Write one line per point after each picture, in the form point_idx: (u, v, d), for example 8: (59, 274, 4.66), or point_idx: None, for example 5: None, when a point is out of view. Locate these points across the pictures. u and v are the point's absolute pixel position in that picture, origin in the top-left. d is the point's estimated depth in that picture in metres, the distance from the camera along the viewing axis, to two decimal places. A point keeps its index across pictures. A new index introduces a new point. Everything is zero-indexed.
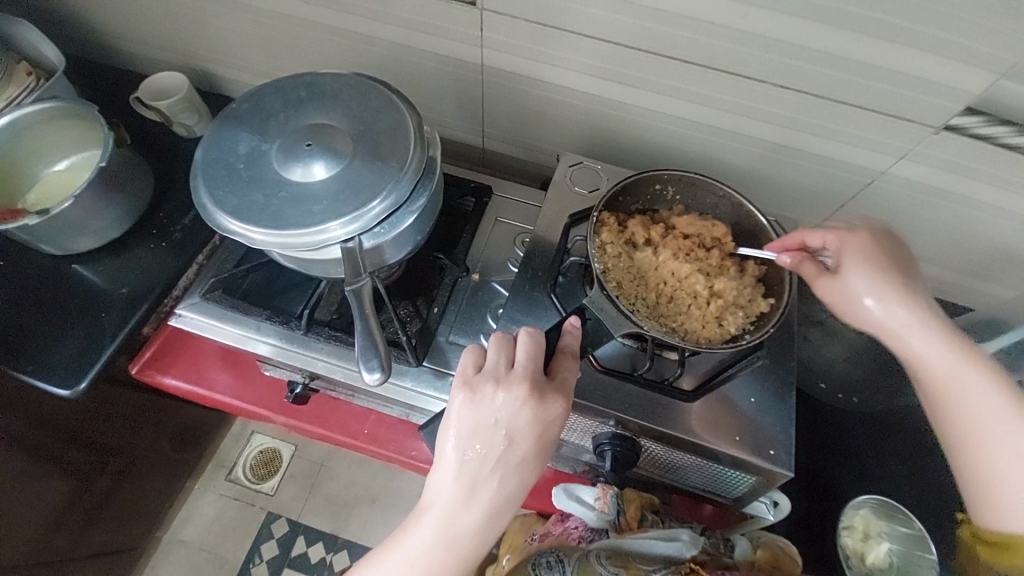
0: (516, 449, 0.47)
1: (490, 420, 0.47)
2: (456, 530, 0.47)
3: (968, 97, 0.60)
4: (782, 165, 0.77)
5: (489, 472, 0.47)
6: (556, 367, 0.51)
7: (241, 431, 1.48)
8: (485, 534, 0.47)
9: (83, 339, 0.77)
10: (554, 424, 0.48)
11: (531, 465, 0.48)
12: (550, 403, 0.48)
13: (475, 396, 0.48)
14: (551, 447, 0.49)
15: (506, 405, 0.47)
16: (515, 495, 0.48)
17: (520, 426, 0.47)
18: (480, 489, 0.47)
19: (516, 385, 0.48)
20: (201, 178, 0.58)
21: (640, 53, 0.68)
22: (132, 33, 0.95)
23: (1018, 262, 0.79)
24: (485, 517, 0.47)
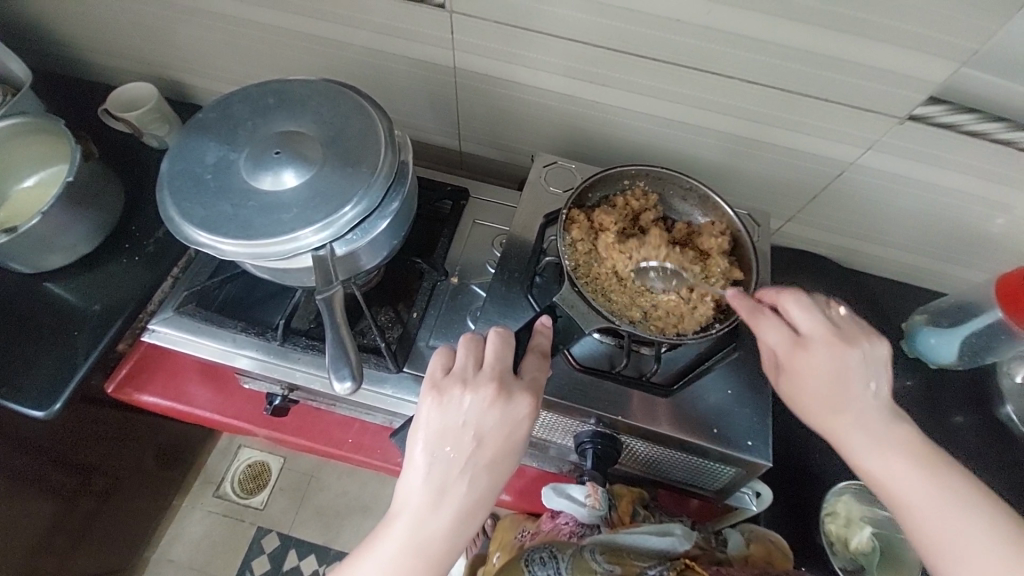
0: (486, 448, 0.47)
1: (458, 422, 0.47)
2: (428, 534, 0.46)
3: (929, 87, 0.62)
4: (755, 159, 0.78)
5: (460, 473, 0.46)
6: (526, 366, 0.51)
7: (227, 445, 1.46)
8: (459, 536, 0.47)
9: (56, 358, 0.75)
10: (524, 423, 0.48)
11: (502, 464, 0.47)
12: (519, 402, 0.48)
13: (443, 397, 0.47)
14: (522, 446, 0.48)
15: (474, 405, 0.47)
16: (486, 496, 0.47)
17: (488, 426, 0.47)
18: (451, 491, 0.46)
19: (484, 385, 0.47)
20: (168, 190, 0.57)
21: (610, 52, 0.69)
22: (98, 45, 0.93)
23: (987, 246, 0.81)
24: (458, 519, 0.46)
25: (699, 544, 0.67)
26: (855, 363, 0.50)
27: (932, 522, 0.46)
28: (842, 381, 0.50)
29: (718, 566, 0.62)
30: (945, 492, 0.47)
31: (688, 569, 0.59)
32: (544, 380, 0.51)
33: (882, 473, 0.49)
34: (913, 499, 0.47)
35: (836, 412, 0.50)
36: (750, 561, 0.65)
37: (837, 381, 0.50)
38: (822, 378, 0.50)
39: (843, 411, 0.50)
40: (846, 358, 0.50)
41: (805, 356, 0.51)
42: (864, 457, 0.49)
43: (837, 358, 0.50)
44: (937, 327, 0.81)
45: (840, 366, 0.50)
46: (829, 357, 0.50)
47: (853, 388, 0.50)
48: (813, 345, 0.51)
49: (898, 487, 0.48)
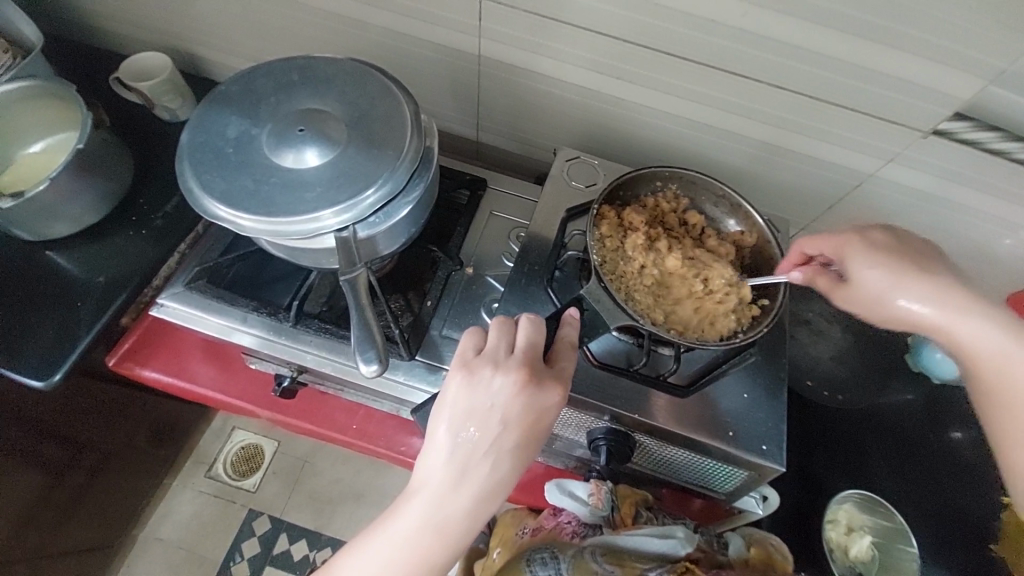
0: (511, 433, 0.46)
1: (486, 403, 0.46)
2: (445, 515, 0.45)
3: (956, 102, 0.62)
4: (776, 166, 0.78)
5: (482, 456, 0.46)
6: (555, 356, 0.50)
7: (222, 426, 1.45)
8: (476, 520, 0.46)
9: (57, 329, 0.74)
10: (550, 412, 0.47)
11: (525, 451, 0.47)
12: (547, 389, 0.47)
13: (473, 377, 0.47)
14: (545, 435, 0.48)
15: (503, 387, 0.46)
16: (506, 482, 0.47)
17: (516, 411, 0.46)
18: (471, 473, 0.45)
19: (514, 368, 0.47)
20: (187, 161, 0.56)
21: (638, 48, 0.68)
22: (112, 12, 0.91)
23: (997, 265, 0.81)
24: (475, 502, 0.46)
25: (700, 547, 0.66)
26: (919, 268, 0.50)
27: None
28: (919, 275, 0.49)
29: (719, 570, 0.62)
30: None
31: (688, 573, 0.59)
32: (572, 372, 0.50)
33: (976, 336, 0.46)
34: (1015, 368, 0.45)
35: (909, 278, 0.49)
36: (750, 566, 0.65)
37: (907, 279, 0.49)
38: (885, 263, 0.51)
39: (932, 294, 0.48)
40: (907, 248, 0.52)
41: (862, 263, 0.52)
42: (957, 323, 0.47)
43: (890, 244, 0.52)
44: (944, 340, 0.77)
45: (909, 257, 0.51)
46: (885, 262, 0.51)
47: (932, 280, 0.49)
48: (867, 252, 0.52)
49: (992, 350, 0.45)
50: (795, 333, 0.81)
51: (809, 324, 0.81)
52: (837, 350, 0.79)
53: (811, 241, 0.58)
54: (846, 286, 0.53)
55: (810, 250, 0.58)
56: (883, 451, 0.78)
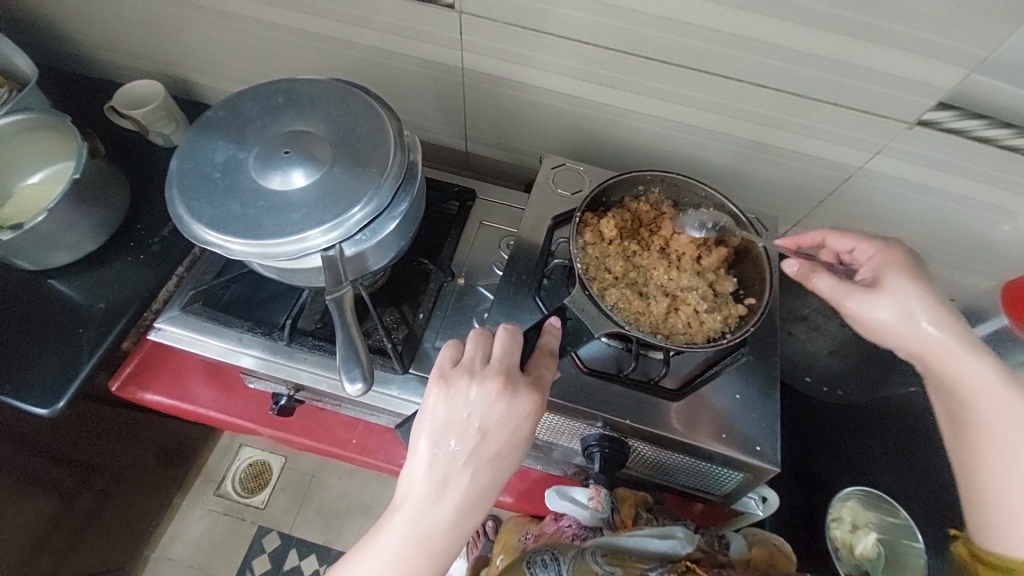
0: (490, 443, 0.46)
1: (463, 414, 0.46)
2: (429, 527, 0.46)
3: (939, 92, 0.62)
4: (763, 162, 0.78)
5: (462, 467, 0.46)
6: (533, 364, 0.51)
7: (229, 444, 1.46)
8: (460, 530, 0.46)
9: (59, 356, 0.75)
10: (529, 419, 0.48)
11: (505, 459, 0.47)
12: (525, 398, 0.47)
13: (450, 389, 0.47)
14: (526, 442, 0.48)
15: (479, 397, 0.47)
16: (487, 490, 0.47)
17: (494, 420, 0.46)
18: (452, 484, 0.46)
19: (491, 378, 0.47)
20: (177, 188, 0.57)
21: (620, 54, 0.69)
22: (105, 42, 0.93)
23: (994, 252, 0.80)
24: (458, 513, 0.46)
25: (702, 547, 0.65)
26: (921, 290, 0.54)
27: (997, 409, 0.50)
28: (932, 305, 0.54)
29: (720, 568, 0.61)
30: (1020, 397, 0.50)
31: (689, 572, 0.57)
32: (551, 378, 0.51)
33: (969, 368, 0.52)
34: (985, 399, 0.51)
35: (927, 308, 0.54)
36: (752, 564, 0.65)
37: (912, 317, 0.54)
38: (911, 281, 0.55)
39: (936, 322, 0.53)
40: (921, 278, 0.55)
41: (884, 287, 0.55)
42: (949, 356, 0.53)
43: (905, 261, 0.57)
44: None
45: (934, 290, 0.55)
46: (909, 291, 0.54)
47: (942, 309, 0.54)
48: (893, 279, 0.56)
49: (981, 385, 0.51)
50: (790, 330, 0.76)
51: (807, 319, 0.76)
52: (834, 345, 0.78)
53: (838, 235, 0.63)
54: (872, 291, 0.56)
55: (835, 245, 0.63)
56: (883, 445, 0.78)
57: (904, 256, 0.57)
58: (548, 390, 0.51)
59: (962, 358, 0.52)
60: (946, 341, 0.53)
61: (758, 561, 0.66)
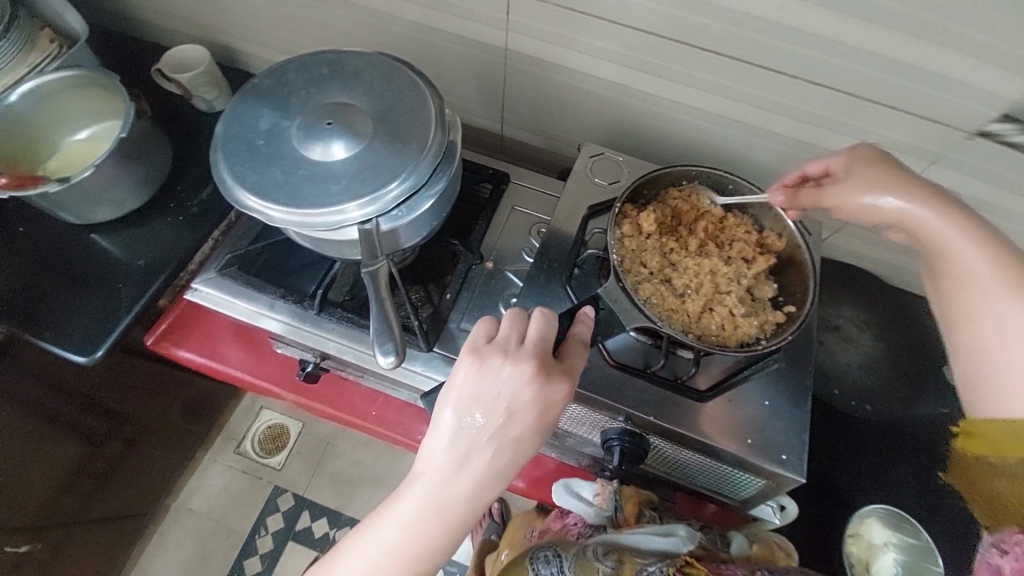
0: (515, 423, 0.46)
1: (493, 392, 0.46)
2: (447, 498, 0.46)
3: (1009, 102, 0.58)
4: (809, 165, 0.75)
5: (487, 444, 0.46)
6: (565, 350, 0.50)
7: (250, 405, 1.51)
8: (476, 505, 0.47)
9: (101, 308, 0.78)
10: (557, 405, 0.48)
11: (529, 442, 0.47)
12: (554, 383, 0.47)
13: (482, 365, 0.47)
14: (550, 427, 0.48)
15: (510, 377, 0.47)
16: (508, 470, 0.47)
17: (522, 402, 0.46)
18: (474, 459, 0.46)
19: (524, 359, 0.47)
20: (221, 152, 0.58)
21: (669, 42, 0.67)
22: (156, 5, 0.94)
23: None
24: (477, 488, 0.46)
25: (703, 545, 0.64)
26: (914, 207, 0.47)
27: (988, 268, 0.41)
28: (929, 228, 0.46)
29: (722, 564, 0.59)
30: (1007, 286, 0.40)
31: (687, 567, 0.57)
32: (582, 368, 0.50)
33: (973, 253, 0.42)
34: (979, 285, 0.41)
35: (884, 184, 0.49)
36: (752, 561, 0.63)
37: (847, 192, 0.51)
38: (877, 191, 0.49)
39: (923, 198, 0.47)
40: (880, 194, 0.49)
41: (859, 182, 0.51)
42: (954, 237, 0.44)
43: (870, 169, 0.51)
44: None
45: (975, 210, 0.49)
46: (878, 197, 0.49)
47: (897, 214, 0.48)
48: (862, 172, 0.51)
49: (976, 263, 0.42)
50: (823, 338, 0.77)
51: (839, 330, 0.78)
52: (866, 358, 0.76)
53: (812, 161, 0.56)
54: (841, 185, 0.52)
55: (812, 167, 0.56)
56: (908, 465, 0.76)
57: (880, 159, 0.51)
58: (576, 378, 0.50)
59: (961, 234, 0.44)
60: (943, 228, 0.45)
61: (759, 559, 0.64)
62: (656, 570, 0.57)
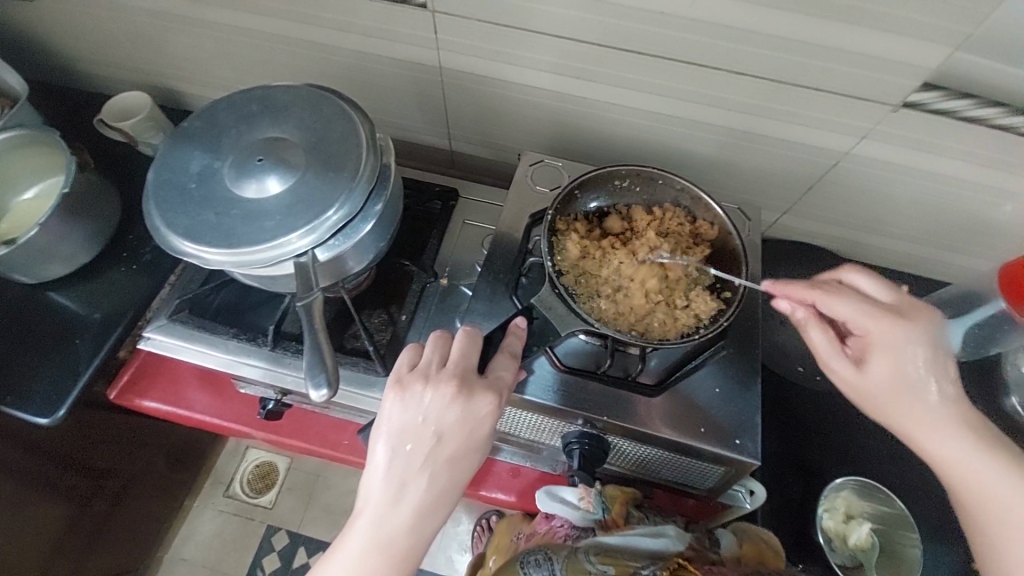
0: (446, 445, 0.46)
1: (418, 419, 0.47)
2: (387, 533, 0.45)
3: (925, 72, 0.60)
4: (748, 151, 0.76)
5: (418, 471, 0.46)
6: (490, 365, 0.51)
7: (236, 446, 1.49)
8: (420, 536, 0.46)
9: (58, 367, 0.77)
10: (485, 420, 0.48)
11: (462, 462, 0.47)
12: (480, 399, 0.48)
13: (405, 393, 0.48)
14: (484, 443, 0.48)
15: (434, 401, 0.47)
16: (446, 493, 0.47)
17: (449, 423, 0.47)
18: (409, 489, 0.46)
19: (445, 381, 0.48)
20: (153, 200, 0.57)
21: (595, 47, 0.68)
22: (92, 56, 0.94)
23: (994, 234, 0.78)
24: (416, 518, 0.46)
25: (692, 546, 0.64)
26: (920, 339, 0.52)
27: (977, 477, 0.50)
28: (919, 366, 0.52)
29: (712, 566, 0.59)
30: (993, 459, 0.50)
31: (681, 568, 0.57)
32: (511, 380, 0.51)
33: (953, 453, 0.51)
34: (973, 471, 0.50)
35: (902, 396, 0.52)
36: (743, 561, 0.63)
37: (899, 351, 0.52)
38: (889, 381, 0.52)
39: (922, 383, 0.52)
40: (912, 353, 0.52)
41: (886, 352, 0.52)
42: (943, 438, 0.51)
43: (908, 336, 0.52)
44: (941, 319, 0.79)
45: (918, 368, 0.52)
46: (919, 339, 0.52)
47: (931, 363, 0.52)
48: (886, 325, 0.52)
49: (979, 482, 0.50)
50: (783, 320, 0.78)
51: None
52: None
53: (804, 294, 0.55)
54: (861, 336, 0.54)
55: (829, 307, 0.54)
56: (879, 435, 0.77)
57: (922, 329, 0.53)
58: (508, 390, 0.51)
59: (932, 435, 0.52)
60: (943, 405, 0.52)
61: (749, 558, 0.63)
62: (649, 573, 0.57)
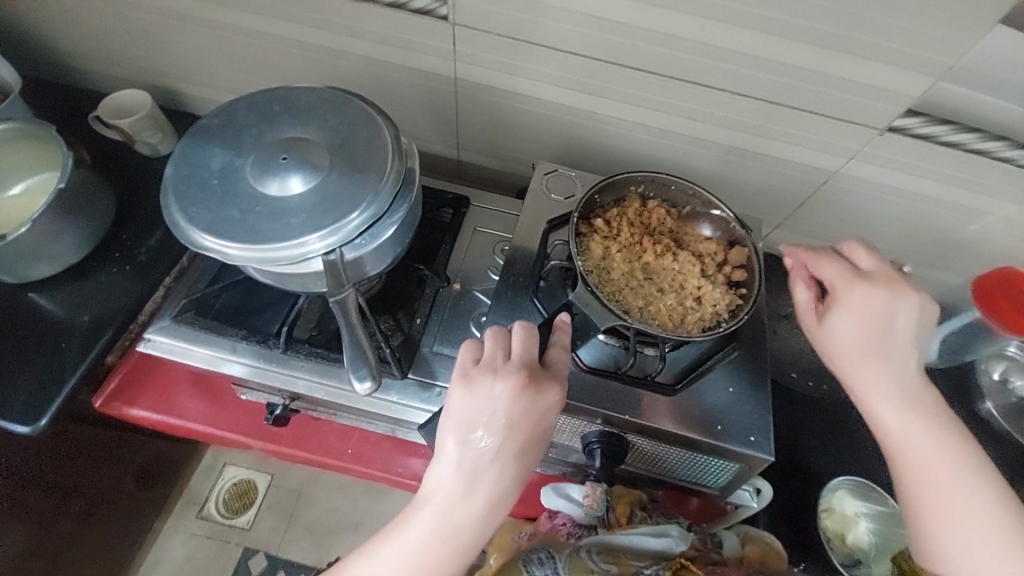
0: (515, 437, 0.48)
1: (489, 411, 0.48)
2: (456, 521, 0.47)
3: (908, 99, 0.65)
4: (745, 168, 0.81)
5: (490, 462, 0.47)
6: (549, 360, 0.52)
7: (212, 464, 1.42)
8: (486, 525, 0.48)
9: (41, 372, 0.72)
10: (551, 412, 0.49)
11: (530, 453, 0.48)
12: (546, 392, 0.49)
13: (474, 387, 0.49)
14: (550, 435, 0.49)
15: (504, 393, 0.48)
16: (514, 485, 0.48)
17: (518, 415, 0.48)
18: (480, 479, 0.47)
19: (513, 373, 0.49)
20: (173, 194, 0.57)
21: (606, 64, 0.72)
22: (90, 52, 0.92)
23: (960, 252, 0.85)
24: (485, 508, 0.47)
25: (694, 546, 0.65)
26: (897, 316, 0.57)
27: (916, 438, 0.55)
28: (886, 331, 0.57)
29: (715, 566, 0.60)
30: (939, 430, 0.55)
31: (683, 569, 0.57)
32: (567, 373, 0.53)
33: (893, 411, 0.56)
34: (907, 429, 0.55)
35: (871, 350, 0.56)
36: (746, 561, 0.64)
37: (886, 323, 0.57)
38: (864, 322, 0.57)
39: (877, 352, 0.56)
40: (892, 312, 0.57)
41: (849, 304, 0.58)
42: (873, 377, 0.56)
43: (886, 303, 0.57)
44: None
45: (873, 325, 0.57)
46: (905, 315, 0.57)
47: (910, 347, 0.57)
48: (865, 302, 0.57)
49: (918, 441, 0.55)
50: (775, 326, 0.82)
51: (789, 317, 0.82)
52: None
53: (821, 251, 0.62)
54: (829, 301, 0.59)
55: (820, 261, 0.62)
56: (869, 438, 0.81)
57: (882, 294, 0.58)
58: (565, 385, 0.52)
59: (887, 396, 0.56)
60: (897, 358, 0.57)
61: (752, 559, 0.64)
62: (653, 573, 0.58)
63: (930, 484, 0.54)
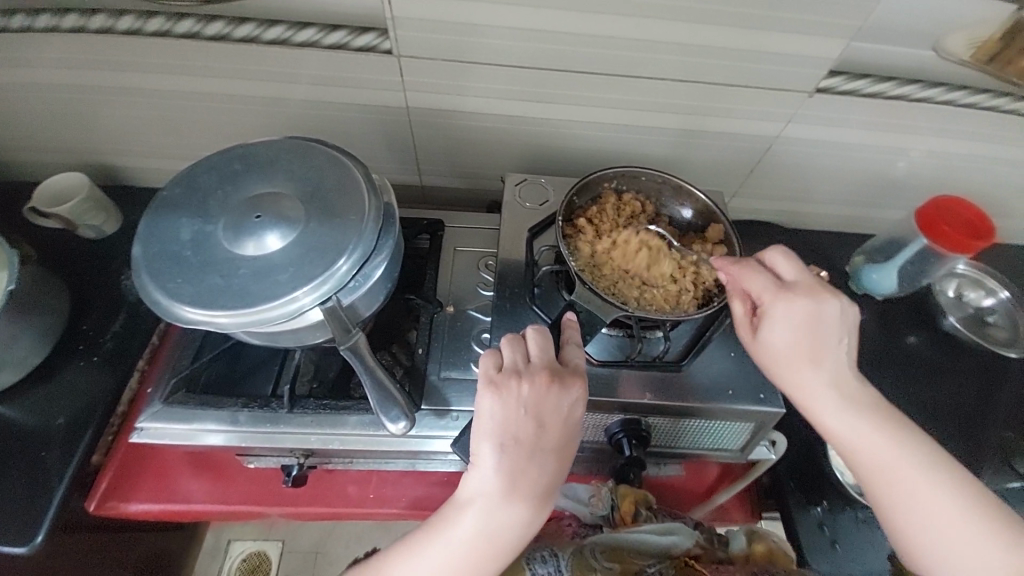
0: (548, 433, 0.49)
1: (521, 412, 0.49)
2: (500, 523, 0.48)
3: (827, 62, 0.72)
4: (695, 147, 0.86)
5: (528, 461, 0.49)
6: (567, 354, 0.54)
7: (215, 545, 1.34)
8: (528, 523, 0.50)
9: (21, 489, 0.67)
10: (579, 406, 0.51)
11: (563, 448, 0.50)
12: (573, 387, 0.51)
13: (503, 393, 0.49)
14: (579, 428, 0.51)
15: (532, 396, 0.49)
16: (552, 480, 0.50)
17: (549, 412, 0.49)
18: (520, 479, 0.49)
19: (539, 373, 0.50)
20: (147, 273, 0.55)
21: (551, 72, 0.74)
22: (9, 141, 0.86)
23: (896, 189, 0.93)
24: (527, 506, 0.49)
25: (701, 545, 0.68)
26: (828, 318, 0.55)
27: (865, 440, 0.54)
28: (820, 337, 0.55)
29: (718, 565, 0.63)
30: (885, 428, 0.54)
31: (688, 568, 0.61)
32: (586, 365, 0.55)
33: (839, 416, 0.55)
34: (853, 433, 0.54)
35: (804, 360, 0.55)
36: (750, 559, 0.67)
37: (818, 328, 0.55)
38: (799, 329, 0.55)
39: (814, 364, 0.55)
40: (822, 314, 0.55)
41: (779, 317, 0.55)
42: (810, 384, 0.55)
43: (814, 306, 0.55)
44: (874, 263, 0.92)
45: (806, 336, 0.55)
46: (834, 317, 0.55)
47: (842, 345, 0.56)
48: (797, 309, 0.55)
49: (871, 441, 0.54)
50: None
51: None
52: None
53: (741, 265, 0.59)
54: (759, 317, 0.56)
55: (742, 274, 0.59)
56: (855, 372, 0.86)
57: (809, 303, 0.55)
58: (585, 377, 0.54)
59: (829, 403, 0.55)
60: (830, 363, 0.55)
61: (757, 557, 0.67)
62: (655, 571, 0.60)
63: (901, 489, 0.53)
